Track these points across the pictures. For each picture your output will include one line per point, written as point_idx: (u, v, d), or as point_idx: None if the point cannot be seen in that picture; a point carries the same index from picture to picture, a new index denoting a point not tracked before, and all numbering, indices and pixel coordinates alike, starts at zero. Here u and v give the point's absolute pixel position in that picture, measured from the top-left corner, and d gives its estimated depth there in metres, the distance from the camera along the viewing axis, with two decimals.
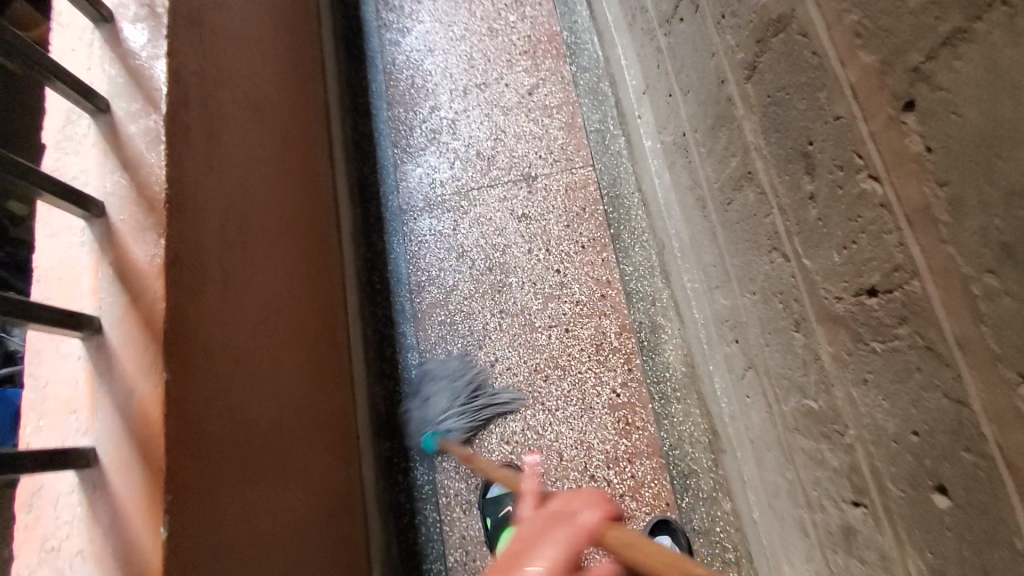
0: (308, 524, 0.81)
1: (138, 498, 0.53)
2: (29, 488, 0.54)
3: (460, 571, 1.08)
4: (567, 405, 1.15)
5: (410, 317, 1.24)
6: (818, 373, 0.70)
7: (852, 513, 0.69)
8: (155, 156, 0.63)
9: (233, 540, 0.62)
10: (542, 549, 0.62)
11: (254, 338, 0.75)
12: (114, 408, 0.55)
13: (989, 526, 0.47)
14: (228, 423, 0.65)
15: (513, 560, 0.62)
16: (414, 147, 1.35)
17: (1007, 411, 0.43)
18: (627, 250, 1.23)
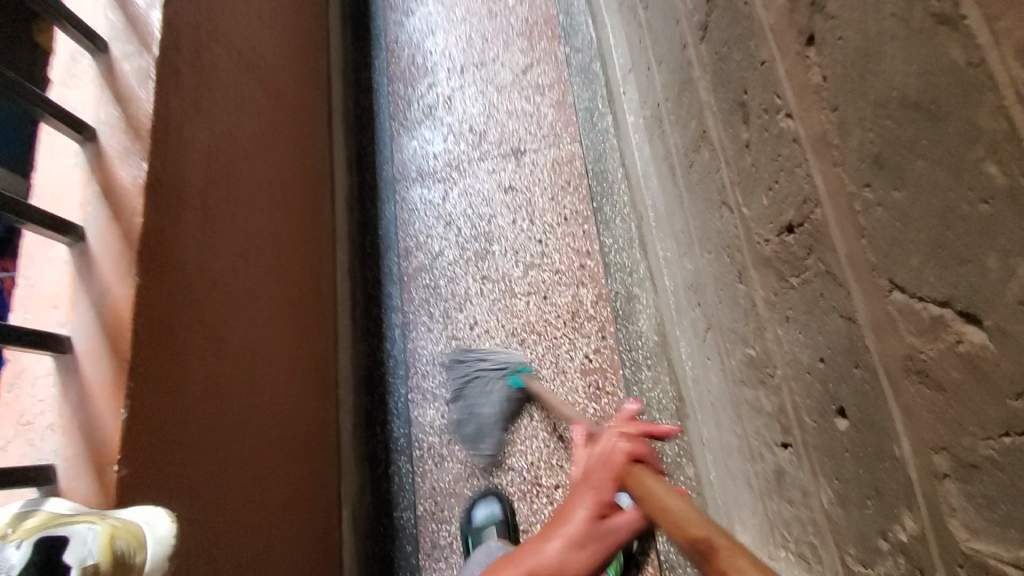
0: (276, 449, 0.87)
1: (103, 385, 0.58)
2: (9, 373, 0.58)
3: (429, 520, 1.13)
4: (541, 367, 1.19)
5: (396, 280, 1.30)
6: (755, 319, 0.73)
7: (782, 456, 0.71)
8: (144, 92, 0.69)
9: (193, 441, 0.67)
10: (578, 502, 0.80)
11: (232, 268, 0.82)
12: (91, 307, 0.61)
13: (875, 439, 0.49)
14: (199, 337, 0.71)
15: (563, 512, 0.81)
16: (411, 121, 1.41)
17: (882, 318, 0.45)
18: (608, 223, 1.26)
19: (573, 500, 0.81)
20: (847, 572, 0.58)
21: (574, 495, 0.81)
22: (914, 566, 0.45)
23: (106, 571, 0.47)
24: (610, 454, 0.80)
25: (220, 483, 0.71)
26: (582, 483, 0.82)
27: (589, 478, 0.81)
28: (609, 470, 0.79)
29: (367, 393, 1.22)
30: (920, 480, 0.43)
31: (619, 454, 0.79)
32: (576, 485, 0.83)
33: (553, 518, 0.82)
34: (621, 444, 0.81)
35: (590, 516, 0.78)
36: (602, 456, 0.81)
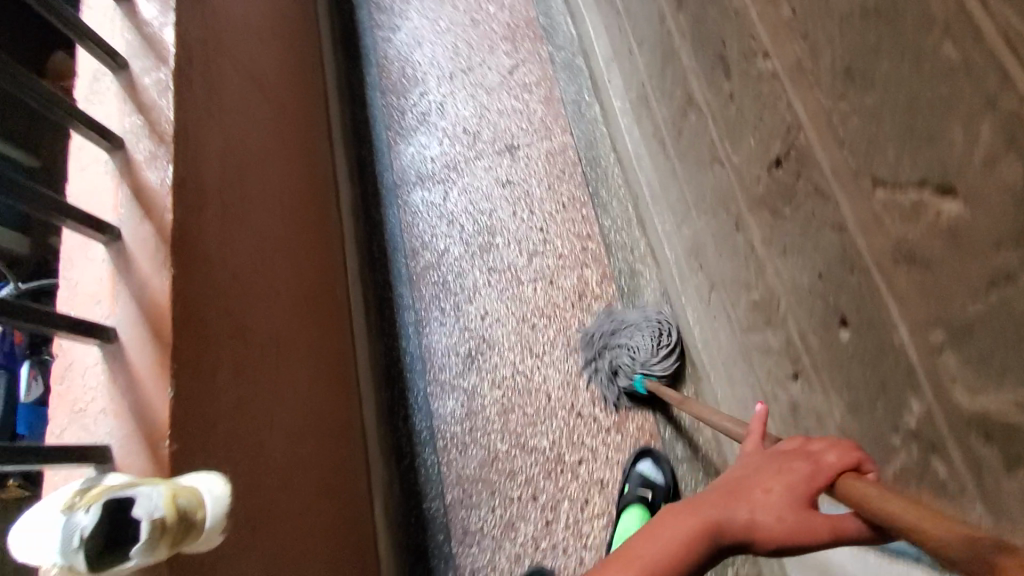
0: (308, 438, 0.89)
1: (150, 366, 0.61)
2: (60, 367, 0.62)
3: (458, 508, 1.14)
4: (554, 349, 1.22)
5: (406, 279, 1.33)
6: (755, 262, 0.77)
7: (794, 388, 0.74)
8: (165, 102, 0.74)
9: (234, 423, 0.70)
10: (771, 480, 0.54)
11: (253, 266, 0.86)
12: (132, 298, 0.64)
13: (876, 337, 0.52)
14: (228, 327, 0.74)
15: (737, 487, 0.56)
16: (406, 129, 1.47)
17: (871, 217, 0.49)
18: (605, 206, 1.31)
19: (760, 474, 0.56)
20: None
21: (755, 470, 0.57)
22: (926, 445, 0.48)
23: (173, 523, 0.48)
24: (815, 453, 0.54)
25: (259, 464, 0.74)
26: (770, 458, 0.57)
27: (788, 457, 0.55)
28: (813, 463, 0.53)
29: (387, 389, 1.25)
30: (920, 359, 0.46)
31: (828, 461, 0.53)
32: (762, 463, 0.58)
33: (725, 484, 0.58)
34: (829, 448, 0.55)
35: (790, 501, 0.52)
36: (796, 447, 0.57)
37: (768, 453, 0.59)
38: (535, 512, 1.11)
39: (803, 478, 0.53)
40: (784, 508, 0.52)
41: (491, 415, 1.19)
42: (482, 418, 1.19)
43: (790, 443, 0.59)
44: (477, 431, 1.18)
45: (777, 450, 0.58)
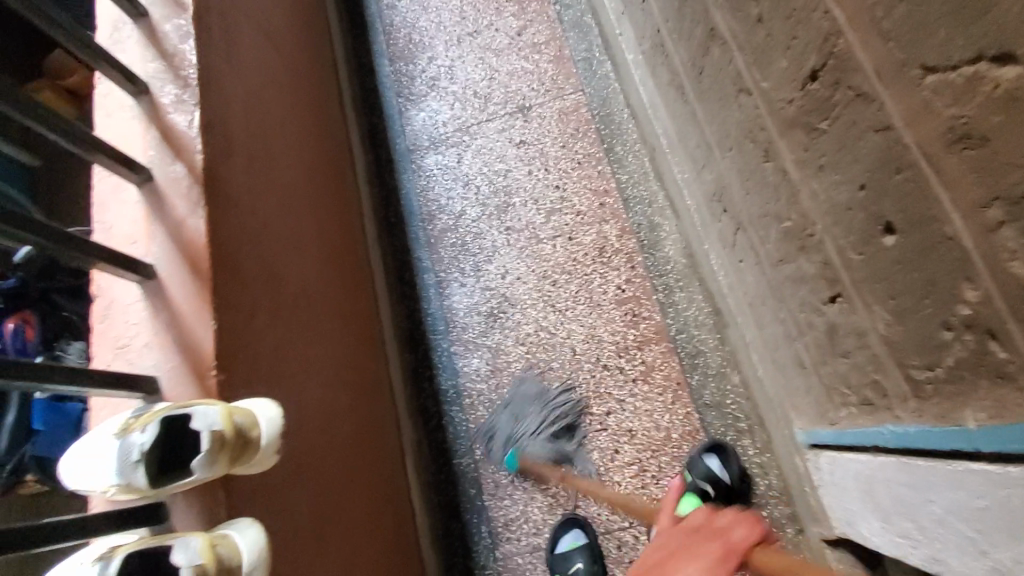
0: (341, 389, 0.90)
1: (192, 301, 0.61)
2: (100, 306, 0.62)
3: (488, 463, 1.15)
4: (576, 304, 1.22)
5: (424, 243, 1.34)
6: (786, 188, 0.76)
7: (831, 311, 0.74)
8: (187, 47, 0.73)
9: (274, 364, 0.71)
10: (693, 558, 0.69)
11: (280, 217, 0.86)
12: (168, 237, 0.64)
13: (925, 233, 0.52)
14: (263, 272, 0.75)
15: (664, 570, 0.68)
16: (416, 95, 1.46)
17: (918, 106, 0.48)
18: (621, 161, 1.30)
19: (682, 551, 0.71)
20: (913, 387, 0.61)
21: (680, 553, 0.70)
22: (983, 333, 0.49)
23: (230, 437, 0.50)
24: (724, 531, 0.72)
25: (301, 406, 0.75)
26: (688, 538, 0.73)
27: (701, 536, 0.73)
28: (723, 542, 0.71)
29: (411, 351, 1.26)
30: (976, 243, 0.46)
31: (737, 536, 0.71)
32: (676, 546, 0.72)
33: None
34: (738, 524, 0.73)
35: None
36: (706, 522, 0.75)
37: (684, 532, 0.75)
38: (565, 463, 1.13)
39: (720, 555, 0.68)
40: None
41: (516, 371, 1.20)
42: (508, 374, 1.20)
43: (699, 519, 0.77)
44: (503, 387, 1.20)
45: (692, 529, 0.75)
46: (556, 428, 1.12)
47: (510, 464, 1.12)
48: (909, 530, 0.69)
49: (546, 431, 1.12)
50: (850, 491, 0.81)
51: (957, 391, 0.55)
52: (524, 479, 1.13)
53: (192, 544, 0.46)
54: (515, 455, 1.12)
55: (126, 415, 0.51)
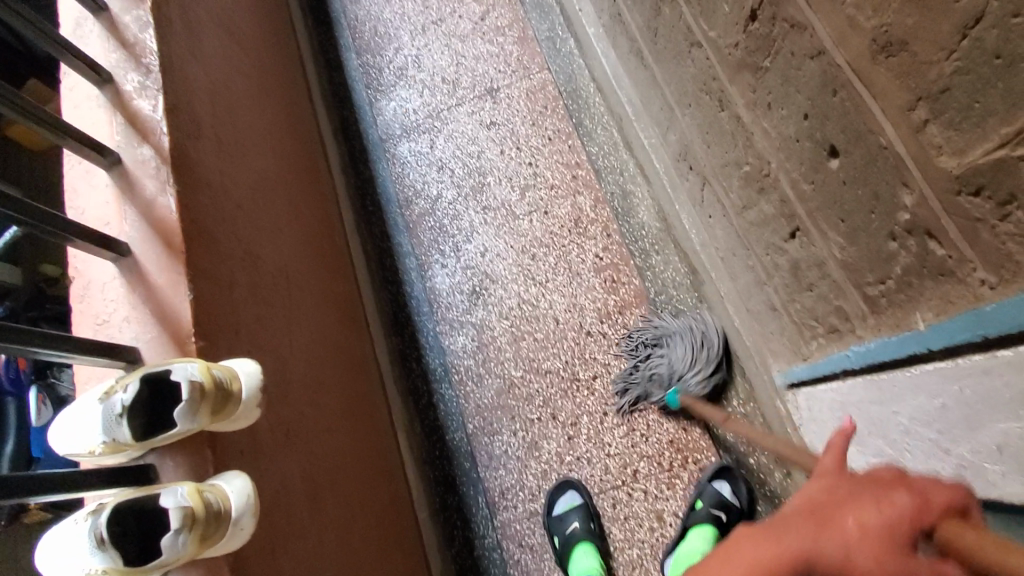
0: (325, 367, 0.92)
1: (167, 275, 0.63)
2: (78, 288, 0.63)
3: (481, 436, 1.17)
4: (556, 275, 1.24)
5: (403, 228, 1.35)
6: (741, 133, 0.79)
7: (793, 248, 0.77)
8: (148, 35, 0.75)
9: (254, 337, 0.73)
10: (859, 510, 0.40)
11: (254, 202, 0.88)
12: (139, 216, 0.66)
13: (864, 147, 0.55)
14: (239, 252, 0.77)
15: (817, 520, 0.41)
16: (385, 85, 1.48)
17: (843, 25, 0.51)
18: (590, 134, 1.32)
19: (851, 497, 0.41)
20: (870, 304, 0.64)
21: (841, 495, 0.42)
22: (922, 234, 0.51)
23: (211, 389, 0.52)
24: (918, 484, 0.40)
25: (284, 382, 0.77)
26: (862, 480, 0.42)
27: (878, 483, 0.41)
28: (917, 495, 0.39)
29: (396, 335, 1.27)
30: (907, 146, 0.49)
31: (935, 492, 0.39)
32: (849, 490, 0.42)
33: (799, 508, 0.43)
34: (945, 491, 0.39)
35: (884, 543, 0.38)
36: (890, 477, 0.42)
37: (847, 474, 0.44)
38: (555, 429, 1.15)
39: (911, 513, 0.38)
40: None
41: (502, 344, 1.22)
42: (494, 349, 1.22)
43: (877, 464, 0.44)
44: (490, 362, 1.22)
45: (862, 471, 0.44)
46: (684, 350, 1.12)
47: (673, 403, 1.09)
48: (881, 448, 0.71)
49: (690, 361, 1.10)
50: (828, 423, 0.84)
51: (907, 299, 0.57)
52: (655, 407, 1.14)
53: (179, 495, 0.49)
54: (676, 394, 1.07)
55: (108, 381, 0.52)
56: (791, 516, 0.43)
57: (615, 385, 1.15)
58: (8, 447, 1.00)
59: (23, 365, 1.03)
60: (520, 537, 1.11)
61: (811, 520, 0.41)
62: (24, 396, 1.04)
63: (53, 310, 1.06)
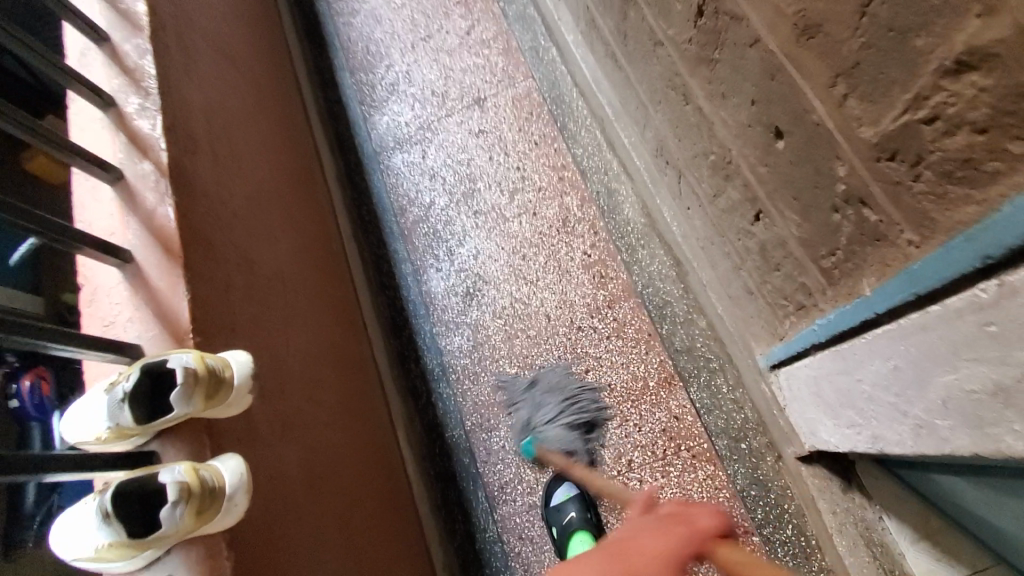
0: (323, 366, 0.97)
1: (166, 278, 0.68)
2: (87, 293, 0.69)
3: (478, 431, 1.21)
4: (547, 274, 1.28)
5: (398, 235, 1.41)
6: (703, 123, 0.83)
7: (757, 230, 0.80)
8: (147, 63, 0.81)
9: (252, 336, 0.79)
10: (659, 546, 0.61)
11: (250, 211, 0.93)
12: (140, 225, 0.71)
13: (801, 125, 0.58)
14: (236, 258, 0.83)
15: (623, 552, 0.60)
16: (378, 101, 1.54)
17: (770, 12, 0.55)
18: (575, 136, 1.36)
19: (640, 534, 0.63)
20: (826, 276, 0.67)
21: (637, 532, 0.64)
22: (857, 202, 0.54)
23: (203, 374, 0.56)
24: (692, 517, 0.65)
25: (280, 377, 0.82)
26: (655, 522, 0.66)
27: (671, 523, 0.65)
28: (693, 529, 0.64)
29: (395, 337, 1.32)
30: (834, 119, 0.52)
31: (705, 518, 0.65)
32: (644, 529, 0.64)
33: (610, 548, 0.61)
34: (706, 513, 0.66)
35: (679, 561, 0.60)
36: (677, 514, 0.66)
37: (650, 518, 0.68)
38: None
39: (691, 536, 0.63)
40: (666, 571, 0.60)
41: (497, 343, 1.26)
42: (489, 347, 1.26)
43: (668, 506, 0.70)
44: (485, 360, 1.26)
45: (659, 513, 0.68)
46: (576, 414, 1.15)
47: (527, 452, 1.16)
48: (853, 418, 0.73)
49: (569, 420, 1.14)
50: (807, 399, 0.86)
51: (856, 267, 0.60)
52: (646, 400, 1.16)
53: (177, 475, 0.53)
54: (533, 443, 1.15)
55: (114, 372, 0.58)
56: (592, 555, 0.60)
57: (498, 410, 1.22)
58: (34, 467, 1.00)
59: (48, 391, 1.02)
60: (519, 530, 1.13)
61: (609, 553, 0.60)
62: (48, 422, 1.02)
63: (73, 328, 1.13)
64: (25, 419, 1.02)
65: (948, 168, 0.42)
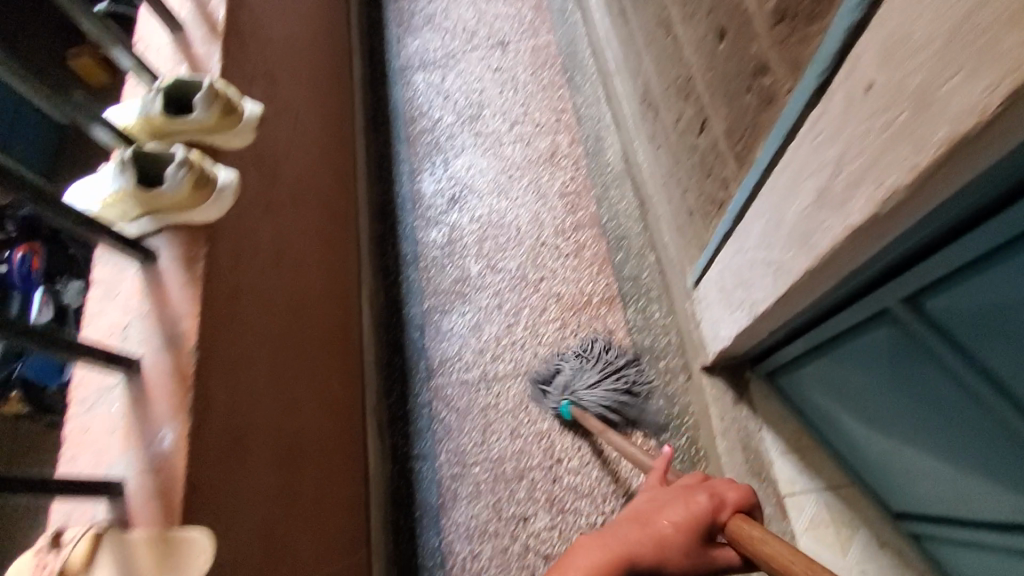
0: (311, 194, 1.09)
1: (206, 49, 0.83)
2: (139, 51, 0.84)
3: (434, 312, 1.34)
4: (525, 194, 1.42)
5: (404, 140, 1.56)
6: (676, 50, 0.99)
7: (700, 141, 0.95)
8: None
9: (264, 129, 0.92)
10: (670, 511, 0.62)
11: (283, 50, 1.08)
12: (193, 8, 0.86)
13: (734, 18, 0.74)
14: (262, 69, 0.97)
15: (642, 520, 0.61)
16: (413, 27, 1.71)
17: None
18: (579, 88, 1.53)
19: (662, 494, 0.66)
20: (738, 160, 0.81)
21: (662, 502, 0.64)
22: (760, 71, 0.69)
23: (223, 95, 0.71)
24: (714, 491, 0.65)
25: (276, 171, 0.95)
26: (677, 492, 0.66)
27: (690, 491, 0.65)
28: (712, 499, 0.64)
29: (380, 222, 1.46)
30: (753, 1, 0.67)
31: (728, 495, 0.65)
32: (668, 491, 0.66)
33: (630, 516, 0.63)
34: (731, 494, 0.65)
35: (682, 525, 0.61)
36: (694, 484, 0.68)
37: (670, 488, 0.68)
38: (499, 316, 1.30)
39: (694, 507, 0.62)
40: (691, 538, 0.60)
41: (469, 243, 1.39)
42: (460, 245, 1.39)
43: (690, 479, 0.70)
44: (454, 254, 1.39)
45: (680, 486, 0.68)
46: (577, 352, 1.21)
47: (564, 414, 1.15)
48: (740, 297, 0.86)
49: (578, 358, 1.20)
50: (714, 300, 0.99)
51: (756, 138, 0.74)
52: (586, 315, 1.28)
53: (188, 153, 0.69)
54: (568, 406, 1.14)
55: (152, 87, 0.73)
56: None
57: (585, 393, 1.14)
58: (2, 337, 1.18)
59: (37, 266, 1.24)
60: (449, 400, 1.24)
61: (623, 522, 0.62)
62: (29, 295, 1.22)
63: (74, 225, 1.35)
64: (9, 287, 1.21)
65: (810, 10, 0.56)
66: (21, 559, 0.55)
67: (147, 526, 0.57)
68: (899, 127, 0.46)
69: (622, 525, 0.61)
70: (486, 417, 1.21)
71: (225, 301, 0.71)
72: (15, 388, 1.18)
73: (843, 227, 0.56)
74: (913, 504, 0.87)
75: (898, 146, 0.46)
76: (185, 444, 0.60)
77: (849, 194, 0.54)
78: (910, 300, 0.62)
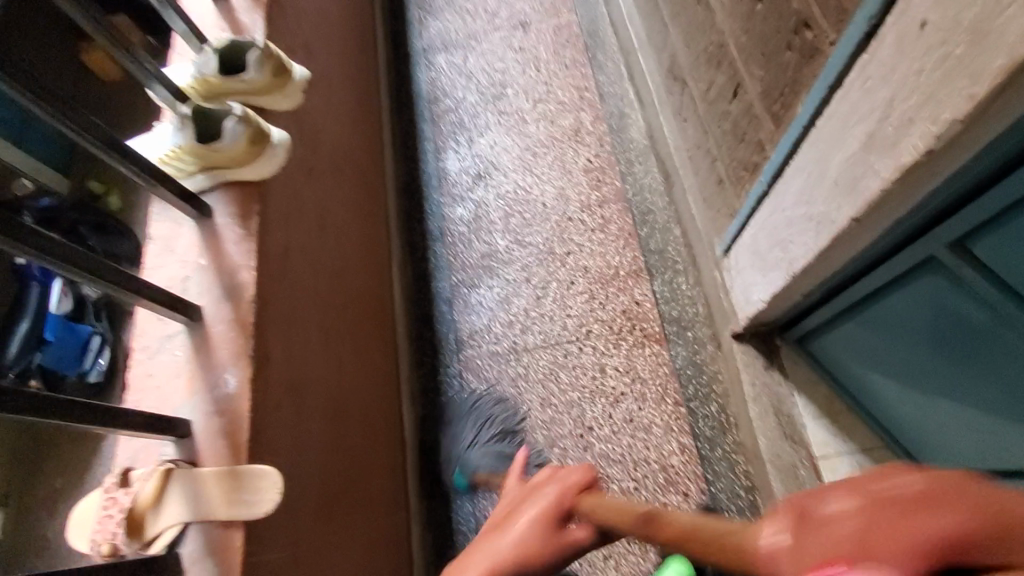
0: (345, 165, 1.11)
1: (249, 16, 0.85)
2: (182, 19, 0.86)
3: (462, 286, 1.35)
4: (550, 170, 1.44)
5: (428, 120, 1.57)
6: (708, 18, 1.00)
7: (733, 107, 0.96)
8: None
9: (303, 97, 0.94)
10: (523, 513, 0.65)
11: (316, 24, 1.10)
12: None
13: None
14: (299, 40, 0.98)
15: (498, 529, 0.65)
16: (435, 9, 1.73)
17: None
18: (601, 66, 1.54)
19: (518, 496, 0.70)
20: (775, 121, 0.82)
21: (514, 507, 0.68)
22: (802, 26, 0.70)
23: (277, 55, 0.76)
24: (559, 478, 0.69)
25: (316, 139, 0.96)
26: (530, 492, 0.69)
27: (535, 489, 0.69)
28: (557, 488, 0.67)
29: (406, 200, 1.47)
30: None
31: (574, 477, 0.68)
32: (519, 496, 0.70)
33: (489, 524, 0.67)
34: (576, 471, 0.69)
35: (536, 522, 0.64)
36: (540, 481, 0.71)
37: (525, 489, 0.72)
38: (527, 289, 1.32)
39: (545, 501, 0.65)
40: (537, 536, 0.62)
41: (494, 219, 1.41)
42: (486, 221, 1.41)
43: (542, 474, 0.73)
44: (480, 230, 1.40)
45: (533, 485, 0.71)
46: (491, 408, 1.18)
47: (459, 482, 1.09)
48: (776, 257, 0.87)
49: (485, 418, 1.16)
50: (746, 266, 1.00)
51: (797, 94, 0.75)
52: (614, 287, 1.28)
53: (244, 109, 0.72)
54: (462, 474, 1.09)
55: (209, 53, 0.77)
56: None
57: (468, 454, 1.10)
58: (21, 328, 1.14)
59: None
60: (479, 371, 1.26)
61: (484, 533, 0.66)
62: (47, 286, 1.19)
63: (93, 219, 1.25)
64: (27, 278, 1.18)
65: None
66: (92, 494, 0.57)
67: (214, 463, 0.58)
68: (955, 61, 0.47)
69: (482, 534, 0.66)
70: (515, 388, 1.22)
71: (277, 257, 0.73)
72: (33, 378, 1.14)
73: (893, 170, 0.57)
74: (950, 461, 0.87)
75: (954, 80, 0.47)
76: (247, 387, 0.61)
77: (901, 135, 0.55)
78: (956, 246, 0.63)
